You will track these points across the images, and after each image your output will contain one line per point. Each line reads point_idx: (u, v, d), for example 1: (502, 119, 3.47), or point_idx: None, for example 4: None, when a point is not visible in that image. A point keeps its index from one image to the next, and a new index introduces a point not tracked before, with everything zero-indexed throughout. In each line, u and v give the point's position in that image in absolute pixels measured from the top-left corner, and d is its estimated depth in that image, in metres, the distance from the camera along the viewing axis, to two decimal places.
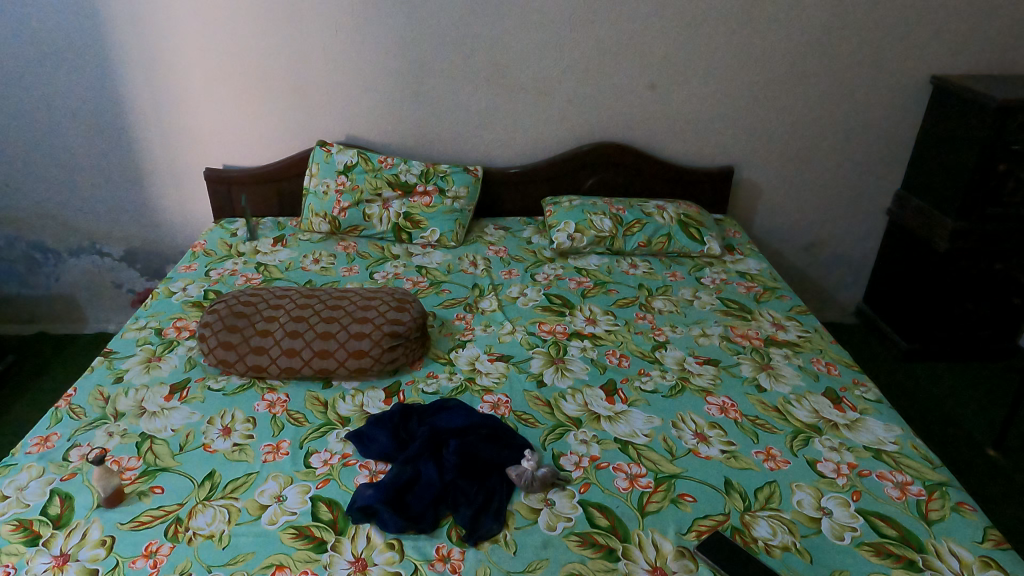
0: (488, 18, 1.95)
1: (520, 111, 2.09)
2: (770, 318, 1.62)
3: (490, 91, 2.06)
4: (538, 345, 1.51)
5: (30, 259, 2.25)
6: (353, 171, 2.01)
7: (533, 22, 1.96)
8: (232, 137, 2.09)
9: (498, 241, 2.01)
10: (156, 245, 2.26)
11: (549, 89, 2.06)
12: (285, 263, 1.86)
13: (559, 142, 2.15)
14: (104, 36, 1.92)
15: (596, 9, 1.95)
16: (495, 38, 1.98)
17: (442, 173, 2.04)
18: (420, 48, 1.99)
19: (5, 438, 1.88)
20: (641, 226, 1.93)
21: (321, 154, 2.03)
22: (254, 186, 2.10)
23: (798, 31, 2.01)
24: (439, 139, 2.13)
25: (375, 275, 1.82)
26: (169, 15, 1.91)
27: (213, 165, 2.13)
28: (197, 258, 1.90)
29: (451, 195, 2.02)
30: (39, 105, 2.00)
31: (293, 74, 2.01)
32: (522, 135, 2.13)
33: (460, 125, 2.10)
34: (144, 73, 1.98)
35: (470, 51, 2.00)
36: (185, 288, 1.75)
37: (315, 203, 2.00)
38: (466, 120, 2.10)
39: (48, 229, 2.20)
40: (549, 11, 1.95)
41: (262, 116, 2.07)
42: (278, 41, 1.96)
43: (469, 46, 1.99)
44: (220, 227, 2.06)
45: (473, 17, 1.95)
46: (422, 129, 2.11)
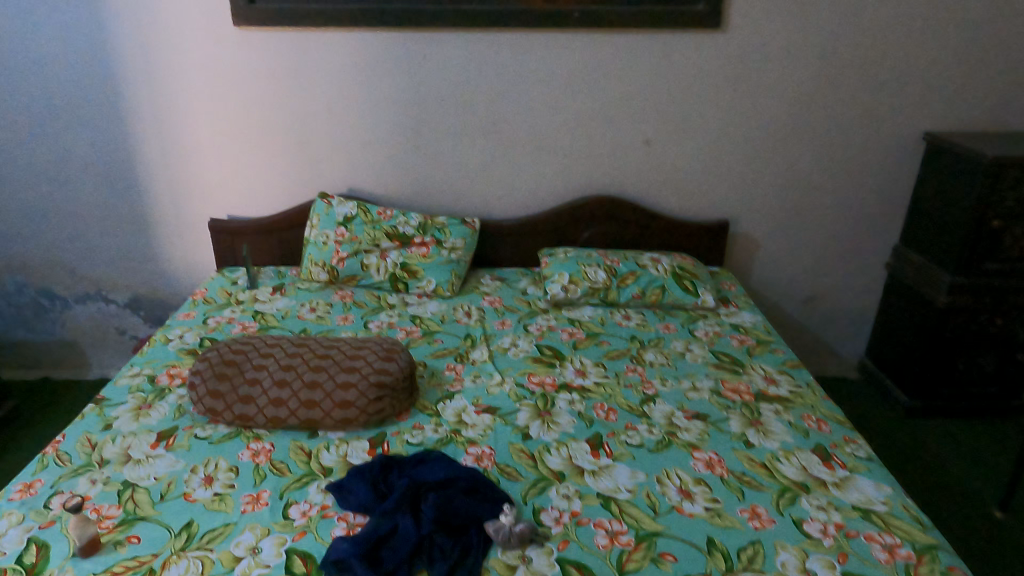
0: (485, 76, 2.02)
1: (518, 164, 2.13)
2: (761, 372, 1.61)
3: (488, 145, 2.11)
4: (526, 397, 1.51)
5: (38, 304, 2.30)
6: (353, 222, 2.05)
7: (529, 80, 2.03)
8: (237, 189, 2.15)
9: (494, 291, 2.03)
10: (160, 293, 2.30)
11: (546, 144, 2.11)
12: (281, 312, 1.89)
13: (556, 195, 2.18)
14: (119, 93, 2.01)
15: (590, 68, 2.02)
16: (493, 94, 2.05)
17: (439, 225, 2.08)
18: (420, 105, 2.05)
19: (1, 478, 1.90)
20: (634, 278, 1.94)
21: (322, 206, 2.08)
22: (256, 236, 2.15)
23: (789, 88, 2.06)
24: (438, 192, 2.17)
25: (369, 324, 1.83)
26: (181, 74, 2.00)
27: (218, 215, 2.18)
28: (196, 306, 1.93)
29: (448, 246, 2.05)
30: (54, 157, 2.08)
31: (298, 129, 2.08)
32: (520, 187, 2.17)
33: (459, 178, 2.15)
34: (155, 128, 2.06)
35: (469, 107, 2.06)
36: (182, 336, 1.77)
37: (315, 253, 2.04)
38: (465, 173, 2.14)
39: (57, 276, 2.25)
40: (545, 69, 2.01)
41: (267, 169, 2.13)
42: (284, 98, 2.04)
43: (468, 103, 2.05)
44: (221, 276, 2.10)
45: (472, 74, 2.02)
46: (422, 182, 2.15)
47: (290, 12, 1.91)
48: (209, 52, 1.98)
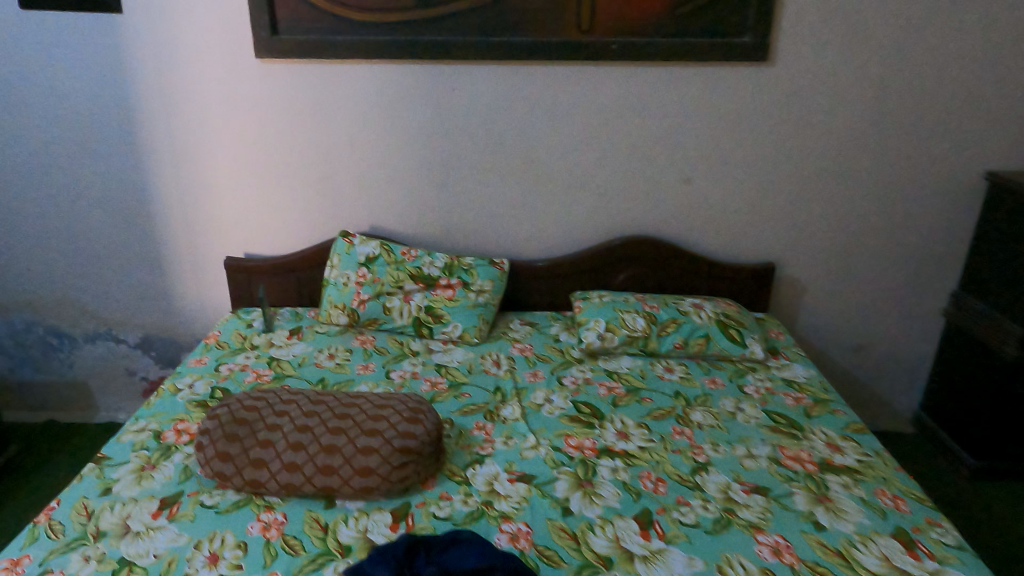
0: (516, 111, 1.92)
1: (549, 202, 2.02)
2: (823, 438, 1.45)
3: (518, 183, 2.00)
4: (565, 463, 1.36)
5: (46, 344, 2.20)
6: (375, 262, 1.94)
7: (563, 116, 1.92)
8: (254, 226, 2.05)
9: (524, 338, 1.90)
10: (173, 333, 2.19)
11: (579, 181, 1.99)
12: (298, 358, 1.77)
13: (589, 235, 2.06)
14: (136, 126, 1.93)
15: (628, 102, 1.91)
16: (525, 129, 1.94)
17: (466, 265, 1.96)
18: (448, 140, 1.95)
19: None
20: (676, 326, 1.80)
21: (343, 245, 1.97)
22: (273, 276, 2.04)
23: (840, 125, 1.93)
24: (465, 231, 2.06)
25: (392, 374, 1.71)
26: (200, 107, 1.92)
27: (234, 253, 2.08)
28: (208, 351, 1.81)
29: (476, 289, 1.93)
30: (67, 192, 2.00)
31: (319, 164, 1.98)
32: (551, 227, 2.05)
33: (487, 216, 2.04)
34: (172, 162, 1.97)
35: (499, 142, 1.95)
36: (192, 384, 1.65)
37: (334, 295, 1.93)
38: (493, 211, 2.03)
39: (67, 314, 2.16)
40: (580, 104, 1.91)
41: (286, 205, 2.03)
42: (306, 132, 1.95)
43: (498, 138, 1.95)
44: (236, 317, 1.99)
45: (502, 109, 1.91)
46: (448, 221, 2.04)
47: (314, 43, 1.82)
48: (230, 85, 1.89)
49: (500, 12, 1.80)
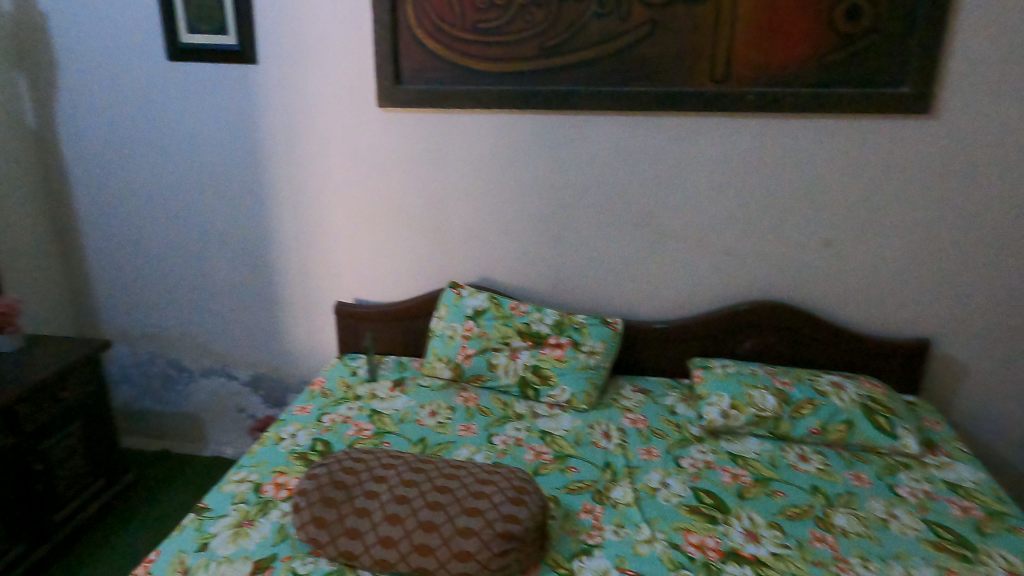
0: (638, 163, 1.81)
1: (669, 261, 1.88)
2: (1003, 564, 1.21)
3: (636, 239, 1.88)
4: (684, 566, 1.20)
5: (167, 375, 2.29)
6: (483, 316, 1.87)
7: (688, 170, 1.79)
8: (365, 272, 2.05)
9: (637, 406, 1.75)
10: (281, 373, 2.22)
11: (703, 240, 1.85)
12: (400, 413, 1.71)
13: (711, 298, 1.90)
14: (262, 173, 1.99)
15: (761, 157, 1.75)
16: (647, 183, 1.82)
17: (577, 324, 1.85)
18: (563, 193, 1.87)
19: (123, 559, 1.90)
20: (812, 408, 1.60)
21: (451, 296, 1.92)
22: (380, 323, 2.02)
23: (1016, 187, 1.68)
24: (576, 287, 1.95)
25: (494, 438, 1.61)
26: (323, 155, 1.95)
27: (345, 299, 2.09)
28: (313, 399, 1.79)
29: (586, 350, 1.81)
30: (196, 233, 2.09)
31: (432, 214, 1.95)
32: (670, 287, 1.90)
33: (601, 273, 1.93)
34: (292, 208, 2.02)
35: (617, 196, 1.85)
36: (294, 434, 1.63)
37: (440, 347, 1.87)
38: (608, 268, 1.92)
39: (187, 348, 2.24)
40: (707, 158, 1.77)
41: (397, 253, 2.01)
42: (421, 181, 1.93)
43: (616, 192, 1.84)
44: (342, 364, 1.98)
45: (623, 162, 1.81)
46: (560, 275, 1.95)
47: (434, 94, 1.81)
48: (351, 134, 1.91)
49: (626, 62, 1.71)
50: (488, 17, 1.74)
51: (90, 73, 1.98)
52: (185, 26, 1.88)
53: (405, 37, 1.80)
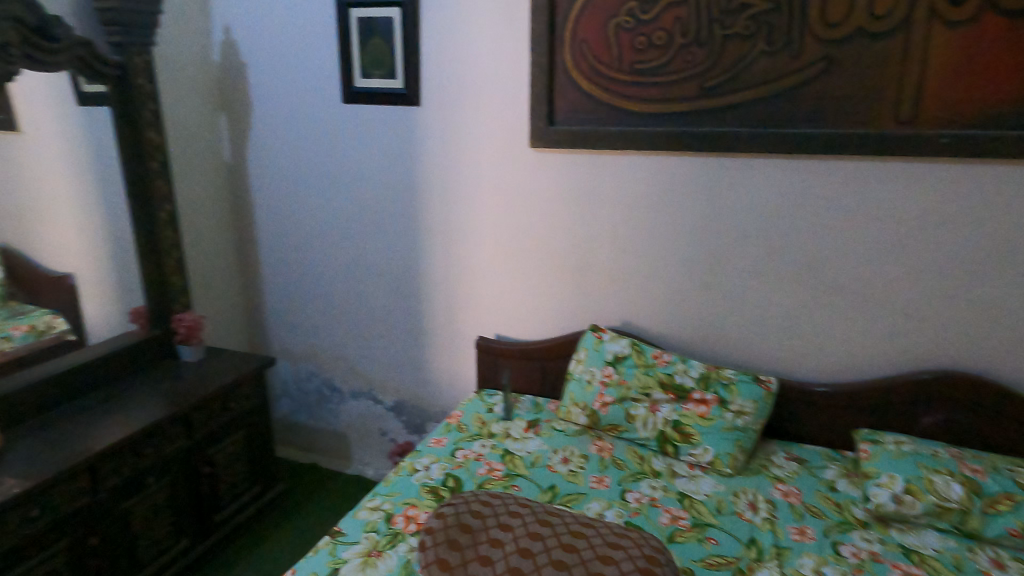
0: (802, 210, 1.66)
1: (835, 318, 1.70)
2: None
3: (797, 293, 1.72)
4: None
5: (321, 393, 2.45)
6: (623, 363, 1.80)
7: (863, 220, 1.61)
8: (508, 310, 2.06)
9: (789, 477, 1.58)
10: (422, 402, 2.28)
11: (877, 297, 1.65)
12: (532, 456, 1.68)
13: (885, 363, 1.68)
14: (418, 209, 2.08)
15: (956, 208, 1.53)
16: (812, 232, 1.67)
17: (725, 379, 1.72)
18: (717, 239, 1.76)
19: (268, 567, 2.02)
20: (1012, 505, 1.35)
21: (591, 340, 1.87)
22: (519, 361, 2.01)
23: None
24: (726, 340, 1.82)
25: (627, 495, 1.52)
26: (474, 193, 2.00)
27: (487, 334, 2.11)
28: (448, 432, 1.82)
29: (734, 409, 1.67)
30: (355, 263, 2.23)
31: (578, 254, 1.92)
32: (834, 347, 1.72)
33: (755, 326, 1.78)
34: (443, 243, 2.08)
35: (776, 244, 1.71)
36: (428, 466, 1.65)
37: (577, 391, 1.82)
38: (763, 321, 1.77)
39: (340, 370, 2.38)
40: (888, 207, 1.58)
41: (540, 292, 2.00)
42: (568, 221, 1.91)
43: (777, 241, 1.70)
44: (479, 399, 1.99)
45: (785, 208, 1.67)
46: (709, 326, 1.83)
47: (586, 135, 1.80)
48: (502, 173, 1.95)
49: (794, 102, 1.59)
50: (646, 57, 1.70)
51: (277, 115, 2.20)
52: (359, 71, 2.03)
53: (561, 78, 1.81)
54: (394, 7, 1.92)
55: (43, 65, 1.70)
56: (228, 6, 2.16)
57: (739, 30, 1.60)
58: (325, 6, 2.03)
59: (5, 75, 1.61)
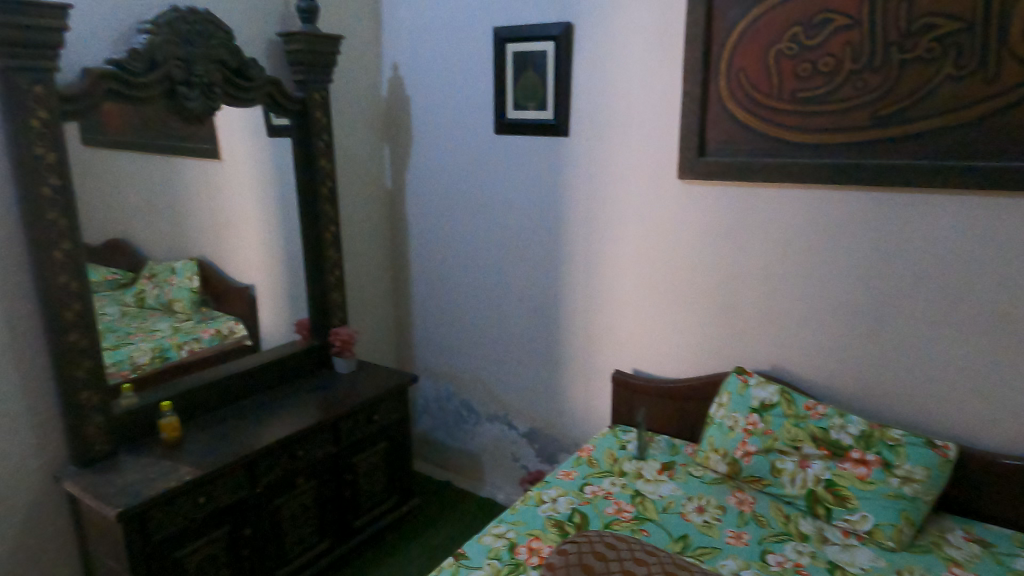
0: (994, 255, 1.45)
1: None
2: None
3: (985, 348, 1.50)
4: None
5: (459, 414, 2.51)
6: (770, 411, 1.66)
7: None
8: (647, 345, 2.00)
9: (968, 561, 1.36)
10: (556, 432, 2.26)
11: None
12: (664, 501, 1.60)
13: None
14: (561, 238, 2.09)
15: None
16: (1009, 280, 1.45)
17: (892, 440, 1.52)
18: (886, 282, 1.59)
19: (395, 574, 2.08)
20: None
21: (736, 383, 1.75)
22: (656, 400, 1.94)
23: None
24: (894, 395, 1.63)
25: (768, 556, 1.39)
26: (618, 224, 1.97)
27: (624, 368, 2.06)
28: (578, 466, 1.78)
29: (900, 474, 1.48)
30: (498, 289, 2.28)
31: (725, 291, 1.82)
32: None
33: (930, 383, 1.58)
34: (584, 273, 2.07)
35: (960, 292, 1.50)
36: (555, 499, 1.63)
37: (717, 437, 1.71)
38: (940, 378, 1.56)
39: (478, 392, 2.43)
40: None
41: (682, 328, 1.92)
42: (715, 256, 1.82)
43: (960, 288, 1.50)
44: (613, 435, 1.94)
45: (972, 251, 1.47)
46: (873, 378, 1.65)
47: (739, 167, 1.71)
48: (648, 205, 1.90)
49: (987, 132, 1.40)
50: (811, 84, 1.59)
51: (434, 146, 2.32)
52: (512, 103, 2.09)
53: (715, 107, 1.74)
54: (548, 41, 1.97)
55: (239, 102, 1.93)
56: (398, 45, 2.33)
57: (921, 53, 1.45)
58: (484, 43, 2.12)
59: (209, 111, 1.85)
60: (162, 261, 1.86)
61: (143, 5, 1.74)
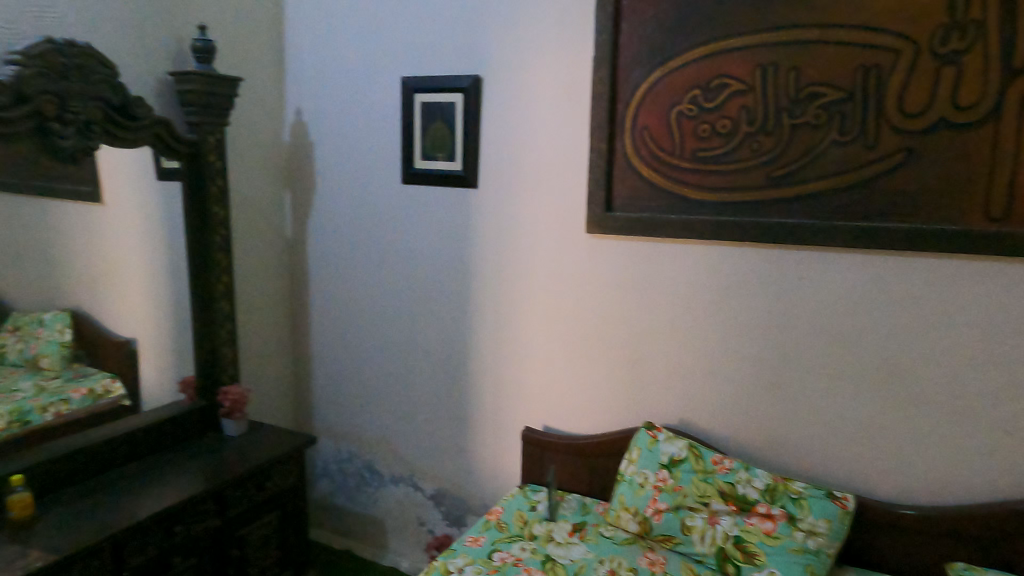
0: (869, 312, 1.55)
1: (901, 433, 1.55)
2: None
3: (865, 402, 1.58)
4: None
5: (360, 476, 2.37)
6: (679, 467, 1.67)
7: (932, 330, 1.49)
8: (556, 402, 1.98)
9: None
10: (464, 493, 2.17)
11: (955, 412, 1.49)
12: (576, 564, 1.55)
13: (961, 490, 1.51)
14: (468, 292, 2.06)
15: None
16: (879, 336, 1.55)
17: (795, 493, 1.55)
18: (775, 341, 1.66)
19: None
20: None
21: (645, 438, 1.75)
22: (567, 458, 1.91)
23: None
24: (781, 447, 1.69)
25: None
26: (528, 277, 1.96)
27: (534, 425, 2.02)
28: (486, 530, 1.73)
29: (805, 527, 1.50)
30: (403, 344, 2.20)
31: (630, 345, 1.84)
32: (905, 464, 1.55)
33: (812, 434, 1.65)
34: (492, 327, 2.04)
35: (840, 345, 1.59)
36: (460, 569, 1.56)
37: (627, 495, 1.71)
38: (822, 427, 1.63)
39: (381, 453, 2.31)
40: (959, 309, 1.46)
41: (591, 380, 1.91)
42: (619, 310, 1.84)
43: (842, 347, 1.59)
44: (522, 494, 1.90)
45: (843, 313, 1.58)
46: (762, 433, 1.71)
47: (645, 224, 1.74)
48: (554, 259, 1.91)
49: (869, 196, 1.50)
50: (710, 145, 1.66)
51: (337, 194, 2.25)
52: (420, 153, 2.06)
53: (619, 163, 1.78)
54: (457, 92, 1.97)
55: (122, 142, 1.77)
56: (301, 90, 2.27)
57: (811, 118, 1.54)
58: (391, 95, 2.10)
59: (84, 151, 1.68)
60: (26, 312, 1.65)
61: (13, 35, 1.58)
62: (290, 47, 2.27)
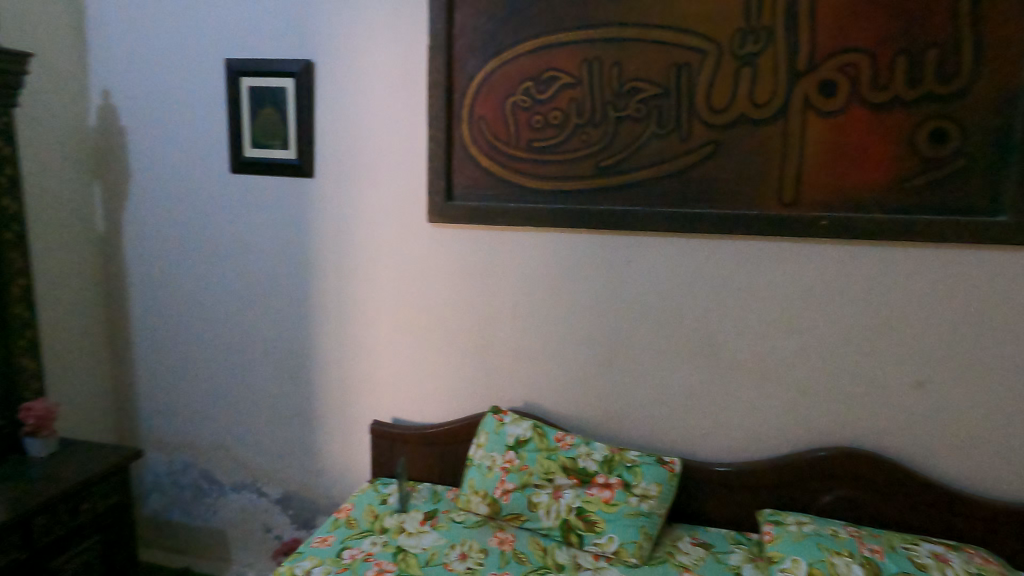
0: (687, 291, 1.70)
1: (717, 399, 1.72)
2: None
3: (686, 373, 1.73)
4: None
5: (197, 487, 2.21)
6: (525, 447, 1.73)
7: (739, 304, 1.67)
8: (404, 393, 1.97)
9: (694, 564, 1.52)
10: (312, 494, 2.10)
11: (760, 377, 1.68)
12: (427, 553, 1.56)
13: (767, 445, 1.70)
14: (309, 286, 1.99)
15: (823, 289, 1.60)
16: (696, 312, 1.70)
17: (629, 462, 1.67)
18: (607, 322, 1.77)
19: None
20: None
21: (492, 422, 1.79)
22: (417, 449, 1.91)
23: None
24: (616, 421, 1.80)
25: None
26: (371, 268, 1.92)
27: (383, 418, 2.00)
28: (335, 529, 1.69)
29: (638, 493, 1.61)
30: (239, 343, 2.08)
31: (474, 332, 1.87)
32: (721, 427, 1.73)
33: (643, 406, 1.77)
34: (335, 320, 1.99)
35: (663, 323, 1.73)
36: (308, 572, 1.51)
37: (476, 478, 1.74)
38: (651, 399, 1.77)
39: (220, 461, 2.17)
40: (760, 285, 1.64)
41: (439, 369, 1.92)
42: (463, 298, 1.87)
43: (666, 325, 1.73)
44: (372, 488, 1.87)
45: (666, 292, 1.71)
46: (599, 409, 1.81)
47: (484, 212, 1.77)
48: (397, 249, 1.89)
49: (685, 184, 1.64)
50: (544, 135, 1.72)
51: (156, 185, 2.07)
52: (250, 141, 1.94)
53: (458, 153, 1.80)
54: (287, 78, 1.88)
55: None
56: (108, 70, 2.05)
57: (633, 112, 1.65)
58: (214, 78, 1.96)
59: None
60: None
61: None
62: (93, 22, 2.05)
